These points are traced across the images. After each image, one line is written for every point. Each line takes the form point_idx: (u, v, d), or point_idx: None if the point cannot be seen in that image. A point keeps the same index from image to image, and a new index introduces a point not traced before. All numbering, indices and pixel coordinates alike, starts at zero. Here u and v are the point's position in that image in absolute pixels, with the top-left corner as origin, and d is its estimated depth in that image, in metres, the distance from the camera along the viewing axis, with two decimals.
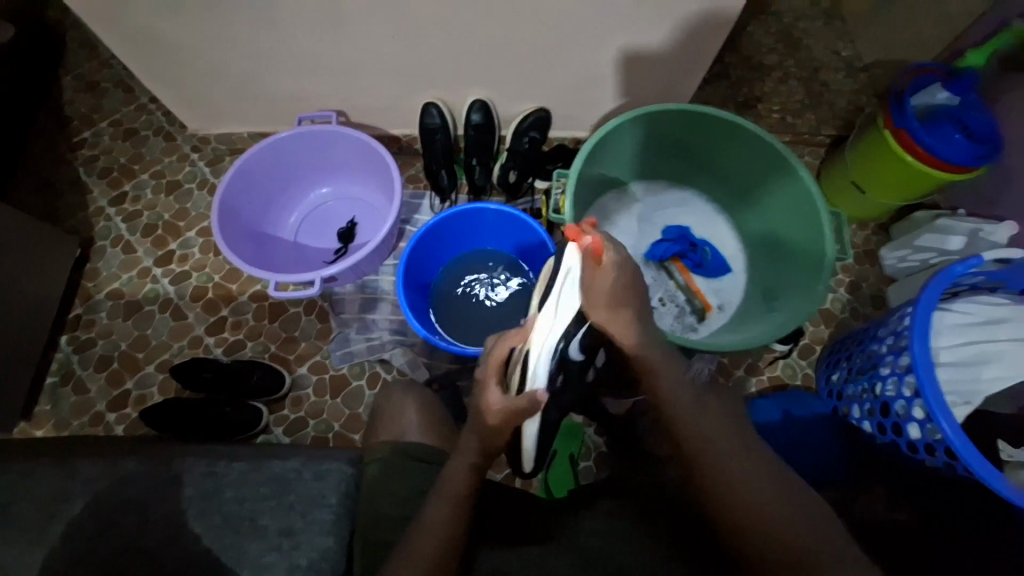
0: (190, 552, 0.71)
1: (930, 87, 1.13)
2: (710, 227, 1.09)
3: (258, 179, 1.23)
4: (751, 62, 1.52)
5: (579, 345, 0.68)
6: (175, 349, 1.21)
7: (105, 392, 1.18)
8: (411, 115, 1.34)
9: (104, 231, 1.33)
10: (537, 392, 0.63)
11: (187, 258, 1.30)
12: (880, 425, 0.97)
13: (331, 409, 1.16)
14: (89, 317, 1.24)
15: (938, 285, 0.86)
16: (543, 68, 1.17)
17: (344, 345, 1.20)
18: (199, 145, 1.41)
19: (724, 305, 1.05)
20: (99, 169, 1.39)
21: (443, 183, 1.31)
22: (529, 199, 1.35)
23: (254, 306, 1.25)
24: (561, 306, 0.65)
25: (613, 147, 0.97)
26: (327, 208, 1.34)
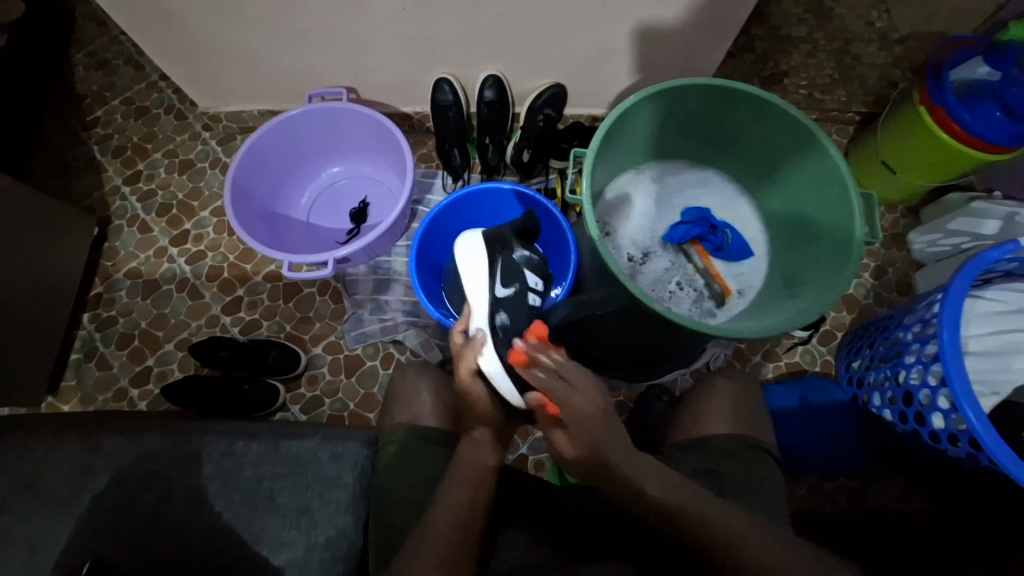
0: (211, 526, 0.74)
1: (970, 61, 1.07)
2: (731, 209, 1.05)
3: (269, 159, 1.22)
4: (778, 34, 1.44)
5: (502, 288, 0.79)
6: (192, 328, 1.23)
7: (127, 369, 1.20)
8: (423, 92, 1.31)
9: (120, 211, 1.34)
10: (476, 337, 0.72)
11: (202, 238, 1.30)
12: (901, 414, 0.94)
13: (346, 388, 1.18)
14: (109, 295, 1.26)
15: (972, 272, 0.82)
16: (559, 41, 1.12)
17: (358, 325, 1.21)
18: (210, 123, 1.40)
19: (744, 290, 1.01)
20: (112, 148, 1.39)
21: (455, 162, 1.28)
22: (542, 178, 1.33)
23: (268, 286, 1.25)
24: (476, 290, 0.79)
25: (634, 125, 0.93)
26: (337, 187, 1.33)
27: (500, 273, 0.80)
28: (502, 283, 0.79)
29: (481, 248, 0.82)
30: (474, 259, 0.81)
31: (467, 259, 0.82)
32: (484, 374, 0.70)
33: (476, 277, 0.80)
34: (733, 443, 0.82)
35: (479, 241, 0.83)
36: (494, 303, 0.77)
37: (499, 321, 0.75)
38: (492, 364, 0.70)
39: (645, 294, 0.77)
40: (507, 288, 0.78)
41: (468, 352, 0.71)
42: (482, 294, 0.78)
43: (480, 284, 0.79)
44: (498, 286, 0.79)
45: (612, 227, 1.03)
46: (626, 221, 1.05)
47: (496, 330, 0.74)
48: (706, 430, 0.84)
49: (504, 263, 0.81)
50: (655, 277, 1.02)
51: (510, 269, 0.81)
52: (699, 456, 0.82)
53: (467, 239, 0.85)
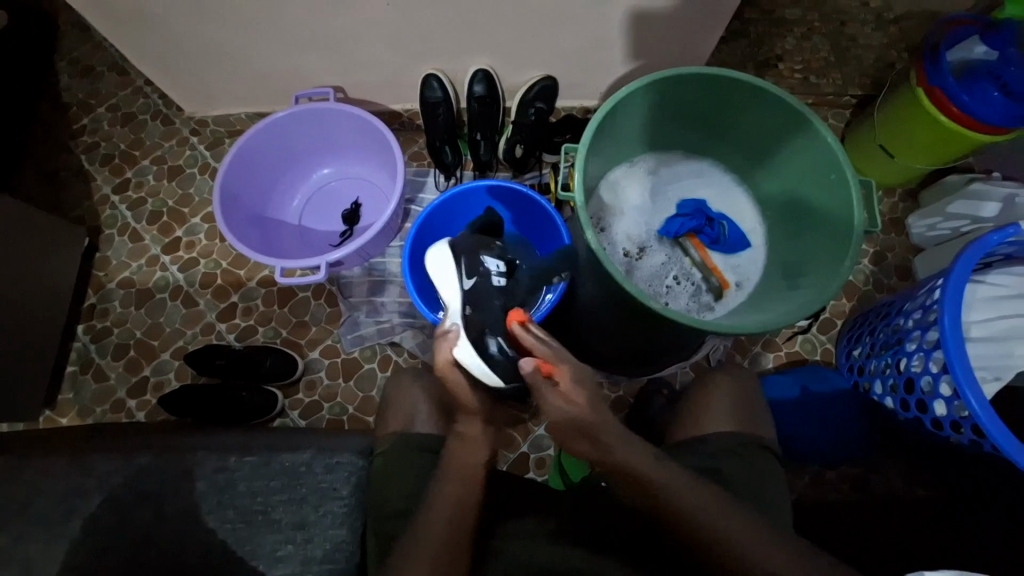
0: (208, 543, 0.73)
1: (966, 41, 1.04)
2: (728, 200, 1.03)
3: (259, 163, 1.20)
4: (772, 17, 1.41)
5: (468, 279, 0.75)
6: (188, 336, 1.22)
7: (124, 379, 1.19)
8: (412, 89, 1.29)
9: (110, 220, 1.32)
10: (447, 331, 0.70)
11: (194, 245, 1.29)
12: (903, 401, 0.94)
13: (344, 392, 1.17)
14: (102, 306, 1.25)
15: (974, 256, 0.81)
16: (548, 32, 1.10)
17: (354, 328, 1.20)
18: (198, 128, 1.38)
19: (742, 282, 1.00)
20: (100, 157, 1.37)
21: (447, 160, 1.27)
22: (536, 173, 1.32)
23: (262, 292, 1.24)
24: (444, 287, 0.75)
25: (627, 118, 0.91)
26: (329, 189, 1.31)
27: (461, 266, 0.77)
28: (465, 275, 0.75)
29: (444, 251, 0.79)
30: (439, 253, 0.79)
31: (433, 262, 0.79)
32: (460, 363, 0.70)
33: (443, 273, 0.77)
34: (733, 441, 0.81)
35: (443, 245, 0.80)
36: (461, 296, 0.73)
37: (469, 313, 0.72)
38: (466, 351, 0.69)
39: (642, 293, 0.76)
40: (470, 280, 0.75)
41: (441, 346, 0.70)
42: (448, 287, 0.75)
43: (446, 278, 0.75)
44: (461, 279, 0.75)
45: (607, 222, 1.02)
46: (621, 215, 1.03)
47: (468, 322, 0.71)
48: (705, 427, 0.83)
49: (466, 255, 0.78)
50: (652, 272, 1.01)
51: (470, 260, 0.78)
52: (698, 455, 0.81)
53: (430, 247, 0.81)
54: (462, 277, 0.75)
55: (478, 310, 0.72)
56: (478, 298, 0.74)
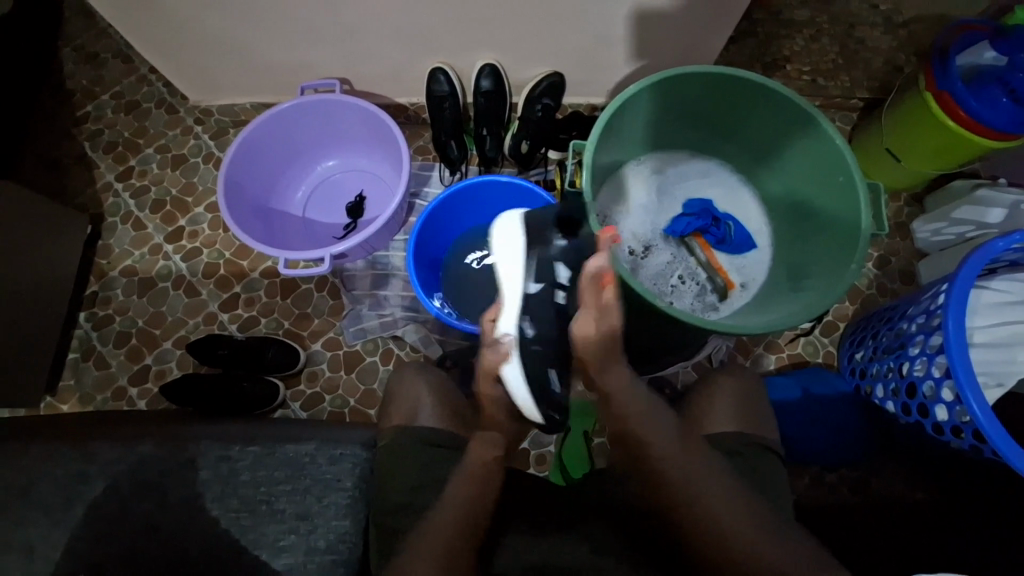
0: (210, 532, 0.74)
1: (976, 46, 1.04)
2: (734, 200, 1.03)
3: (263, 153, 1.20)
4: (780, 18, 1.40)
5: (535, 283, 0.79)
6: (190, 325, 1.22)
7: (125, 366, 1.18)
8: (418, 83, 1.28)
9: (113, 208, 1.32)
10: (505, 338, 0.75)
11: (197, 234, 1.29)
12: (905, 405, 0.94)
13: (346, 384, 1.17)
14: (104, 293, 1.24)
15: (978, 262, 0.81)
16: (557, 27, 1.09)
17: (357, 321, 1.20)
18: (202, 117, 1.38)
19: (747, 283, 1.00)
20: (103, 144, 1.36)
21: (452, 155, 1.26)
22: (541, 169, 1.32)
23: (265, 283, 1.24)
24: (508, 287, 0.80)
25: (635, 116, 0.91)
26: (333, 182, 1.31)
27: (531, 268, 0.80)
28: (533, 278, 0.79)
29: (518, 238, 0.83)
30: (511, 246, 0.82)
31: (502, 243, 0.83)
32: (503, 379, 0.75)
33: (511, 268, 0.81)
34: (735, 441, 0.81)
35: (517, 222, 0.85)
36: (523, 300, 0.78)
37: (527, 328, 0.76)
38: (514, 372, 0.74)
39: (647, 291, 0.76)
40: (537, 285, 0.78)
41: (491, 356, 0.75)
42: (513, 286, 0.79)
43: (517, 279, 0.79)
44: (527, 281, 0.79)
45: (613, 220, 1.01)
46: (626, 213, 1.02)
47: (521, 340, 0.75)
48: (708, 428, 0.83)
49: (538, 261, 0.80)
50: (657, 271, 1.00)
51: (539, 264, 0.80)
52: None
53: (502, 220, 0.87)
54: (530, 280, 0.79)
55: (537, 326, 0.77)
56: (535, 310, 0.78)
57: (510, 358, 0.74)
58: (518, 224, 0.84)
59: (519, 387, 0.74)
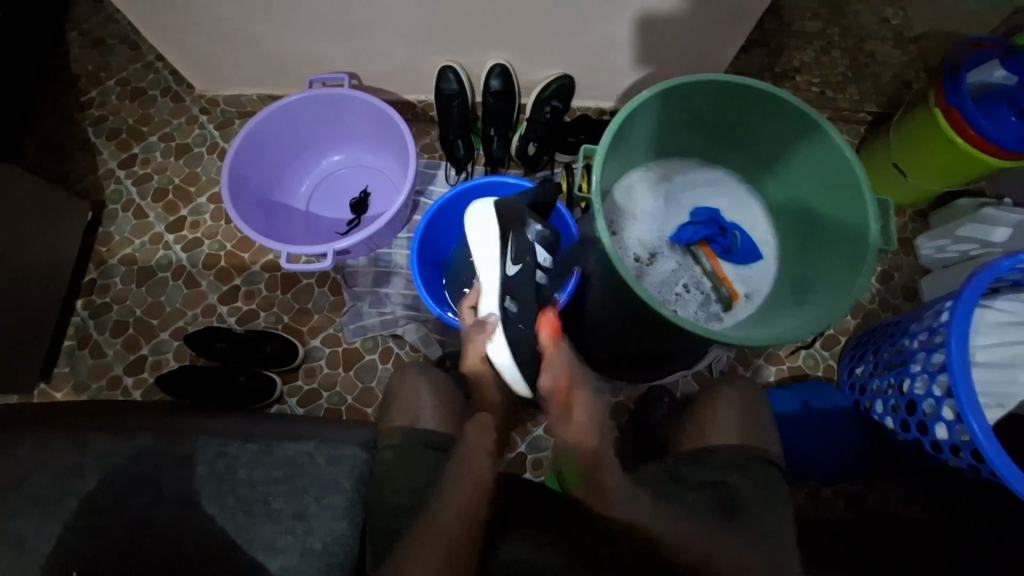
0: (204, 528, 0.73)
1: (986, 64, 1.04)
2: (742, 210, 1.02)
3: (269, 145, 1.19)
4: (791, 29, 1.40)
5: (512, 268, 0.90)
6: (188, 317, 1.20)
7: (121, 356, 1.17)
8: (427, 80, 1.28)
9: (114, 195, 1.31)
10: (488, 321, 0.89)
11: (199, 225, 1.28)
12: (904, 422, 0.94)
13: (344, 381, 1.16)
14: (103, 281, 1.23)
15: (983, 281, 0.81)
16: (569, 30, 1.09)
17: (357, 318, 1.19)
18: (207, 107, 1.37)
19: (752, 294, 0.99)
20: (107, 130, 1.35)
21: (459, 154, 1.26)
22: (548, 172, 1.31)
23: (266, 276, 1.23)
24: (487, 274, 0.91)
25: (647, 122, 0.90)
26: (338, 177, 1.30)
27: (508, 252, 0.90)
28: (511, 262, 0.90)
29: (492, 223, 0.92)
30: (485, 234, 0.91)
31: (477, 230, 0.93)
32: (490, 358, 0.91)
33: (487, 254, 0.91)
34: (738, 454, 0.80)
35: (491, 211, 0.92)
36: (501, 283, 0.90)
37: (509, 306, 0.90)
38: (501, 353, 0.89)
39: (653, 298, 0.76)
40: (515, 267, 0.89)
41: (478, 337, 0.90)
42: (491, 273, 0.91)
43: (494, 265, 0.90)
44: (504, 265, 0.90)
45: (620, 225, 1.01)
46: (633, 219, 1.02)
47: (506, 316, 0.89)
48: (711, 440, 0.83)
49: (515, 242, 0.90)
50: (661, 278, 1.00)
51: (517, 246, 0.90)
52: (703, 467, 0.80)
53: (475, 208, 0.96)
54: (507, 263, 0.90)
55: (518, 303, 0.90)
56: (516, 286, 0.90)
57: (492, 339, 0.90)
58: (491, 209, 0.93)
59: (507, 368, 0.90)
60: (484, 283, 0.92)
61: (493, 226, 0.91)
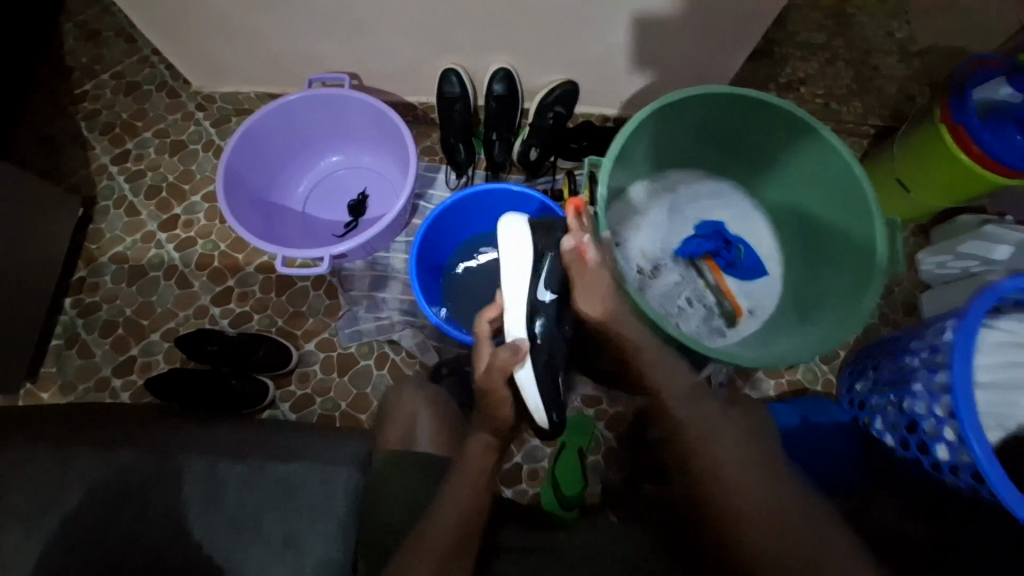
0: (191, 543, 0.71)
1: (993, 81, 1.04)
2: (746, 224, 1.01)
3: (266, 144, 1.17)
4: (796, 40, 1.39)
5: (546, 289, 0.80)
6: (180, 318, 1.18)
7: (109, 357, 1.14)
8: (428, 82, 1.26)
9: (107, 191, 1.28)
10: (519, 343, 0.76)
11: (193, 224, 1.25)
12: (904, 440, 0.93)
13: (338, 387, 1.14)
14: (93, 280, 1.20)
15: (986, 301, 0.80)
16: (574, 35, 1.07)
17: (352, 323, 1.17)
18: (204, 104, 1.34)
19: (756, 309, 0.98)
20: (101, 125, 1.32)
21: (460, 158, 1.24)
22: (549, 178, 1.30)
23: (260, 278, 1.21)
24: (512, 295, 0.80)
25: (654, 133, 0.89)
26: (337, 178, 1.28)
27: (541, 276, 0.80)
28: (545, 288, 0.79)
29: (525, 243, 0.81)
30: (519, 253, 0.81)
31: (508, 246, 0.82)
32: (517, 382, 0.78)
33: (517, 275, 0.80)
34: None
35: (523, 224, 0.83)
36: (530, 305, 0.79)
37: (537, 330, 0.78)
38: (527, 378, 0.77)
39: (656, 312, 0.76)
40: (549, 294, 0.79)
41: (505, 356, 0.76)
42: (517, 292, 0.80)
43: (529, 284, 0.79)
44: (538, 289, 0.79)
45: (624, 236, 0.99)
46: (637, 231, 1.00)
47: (534, 345, 0.78)
48: None
49: (552, 265, 0.81)
50: (664, 291, 0.98)
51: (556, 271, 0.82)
52: None
53: (508, 220, 0.84)
54: (542, 288, 0.79)
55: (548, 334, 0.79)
56: (549, 311, 0.79)
57: (522, 361, 0.76)
58: (525, 227, 0.83)
59: (529, 386, 0.77)
60: (511, 299, 0.80)
61: (525, 245, 0.81)
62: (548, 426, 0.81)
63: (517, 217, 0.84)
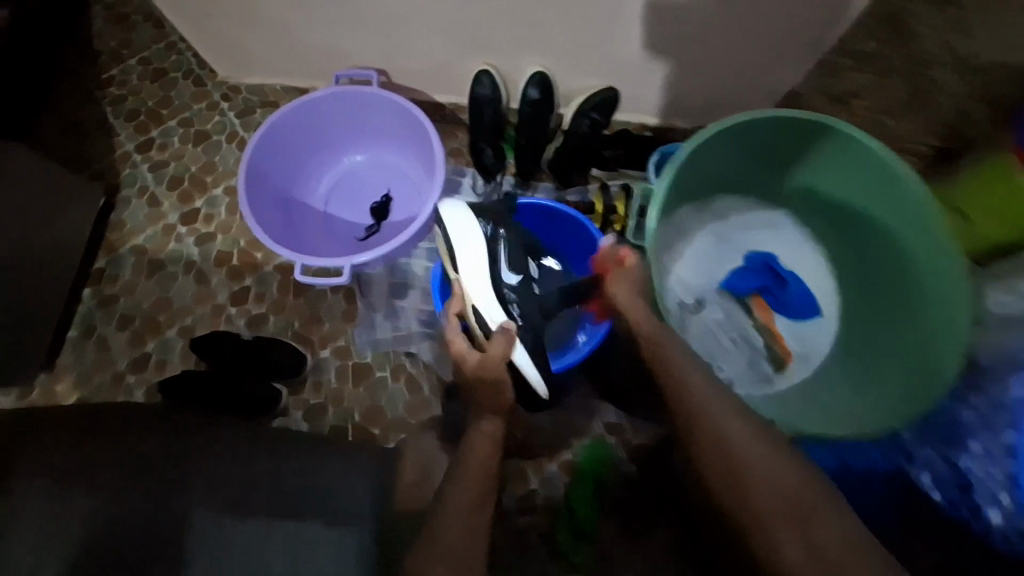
0: None
1: None
2: (805, 261, 0.94)
3: (290, 142, 1.13)
4: None
5: (506, 273, 0.88)
6: (196, 315, 1.15)
7: (125, 351, 1.12)
8: (460, 82, 1.20)
9: (129, 180, 1.25)
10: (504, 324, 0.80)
11: (213, 218, 1.22)
12: (966, 503, 0.75)
13: (352, 397, 1.11)
14: (111, 271, 1.18)
15: None
16: (621, 39, 1.00)
17: (370, 331, 1.14)
18: (229, 94, 1.30)
19: (807, 355, 0.92)
20: (126, 111, 1.30)
21: (488, 163, 1.19)
22: (580, 189, 1.24)
23: (279, 278, 1.18)
24: (474, 284, 0.85)
25: (711, 160, 0.84)
26: (358, 177, 1.23)
27: (506, 262, 0.89)
28: (511, 272, 0.89)
29: (475, 232, 0.88)
30: (467, 244, 0.87)
31: (459, 239, 0.88)
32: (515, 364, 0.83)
33: (478, 262, 0.86)
34: None
35: (465, 210, 0.91)
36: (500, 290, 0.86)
37: (515, 312, 0.86)
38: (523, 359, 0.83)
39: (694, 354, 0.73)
40: (518, 276, 0.89)
41: (500, 344, 0.79)
42: (482, 280, 0.85)
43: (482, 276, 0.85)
44: (509, 275, 0.89)
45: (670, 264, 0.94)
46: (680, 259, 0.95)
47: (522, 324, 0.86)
48: None
49: (506, 247, 0.89)
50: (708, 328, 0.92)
51: (517, 257, 0.90)
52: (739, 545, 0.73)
53: (448, 214, 0.90)
54: (509, 272, 0.88)
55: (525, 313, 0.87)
56: (521, 293, 0.89)
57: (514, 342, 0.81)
58: (465, 214, 0.90)
59: (528, 366, 0.83)
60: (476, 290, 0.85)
61: (474, 231, 0.88)
62: (546, 395, 0.91)
63: (457, 209, 0.91)
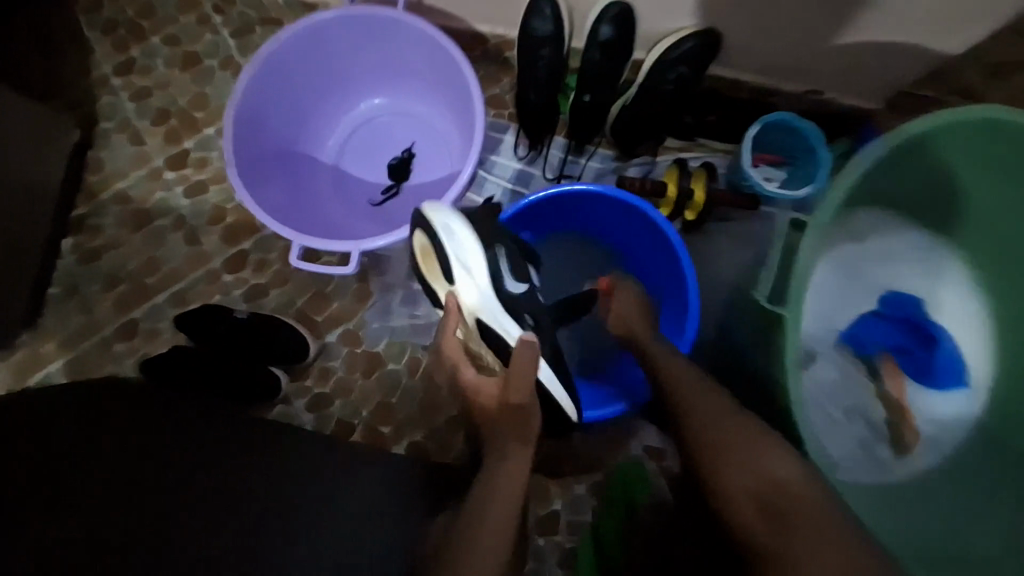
0: None
1: None
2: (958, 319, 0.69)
3: (292, 76, 0.91)
4: None
5: (510, 282, 0.73)
6: (188, 280, 1.01)
7: (111, 316, 1.00)
8: (510, 6, 0.92)
9: (108, 110, 1.05)
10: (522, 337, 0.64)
11: (205, 164, 1.03)
12: None
13: (361, 390, 0.98)
14: (94, 221, 1.02)
15: None
16: None
17: (384, 315, 0.99)
18: (222, 5, 1.05)
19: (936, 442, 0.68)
20: (101, 21, 1.06)
21: (537, 120, 0.95)
22: (647, 160, 1.00)
23: (281, 244, 1.01)
24: (475, 295, 0.70)
25: (880, 170, 0.60)
26: (377, 128, 1.00)
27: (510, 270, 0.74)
28: (513, 279, 0.74)
29: (467, 234, 0.71)
30: (460, 250, 0.71)
31: (452, 243, 0.71)
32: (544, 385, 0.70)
33: (476, 270, 0.70)
34: None
35: (446, 209, 0.72)
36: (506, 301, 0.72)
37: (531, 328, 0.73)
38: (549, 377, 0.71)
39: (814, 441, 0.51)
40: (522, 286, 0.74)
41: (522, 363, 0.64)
42: (482, 293, 0.70)
43: (478, 286, 0.70)
44: (512, 284, 0.74)
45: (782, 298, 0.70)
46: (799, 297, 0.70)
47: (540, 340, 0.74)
48: None
49: (507, 254, 0.73)
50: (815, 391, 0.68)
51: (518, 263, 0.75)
52: None
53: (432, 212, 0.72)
54: (512, 280, 0.73)
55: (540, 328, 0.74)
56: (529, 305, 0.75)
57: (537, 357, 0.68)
58: (449, 211, 0.72)
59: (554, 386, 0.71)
60: (476, 302, 0.70)
61: (465, 234, 0.71)
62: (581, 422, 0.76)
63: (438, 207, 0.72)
